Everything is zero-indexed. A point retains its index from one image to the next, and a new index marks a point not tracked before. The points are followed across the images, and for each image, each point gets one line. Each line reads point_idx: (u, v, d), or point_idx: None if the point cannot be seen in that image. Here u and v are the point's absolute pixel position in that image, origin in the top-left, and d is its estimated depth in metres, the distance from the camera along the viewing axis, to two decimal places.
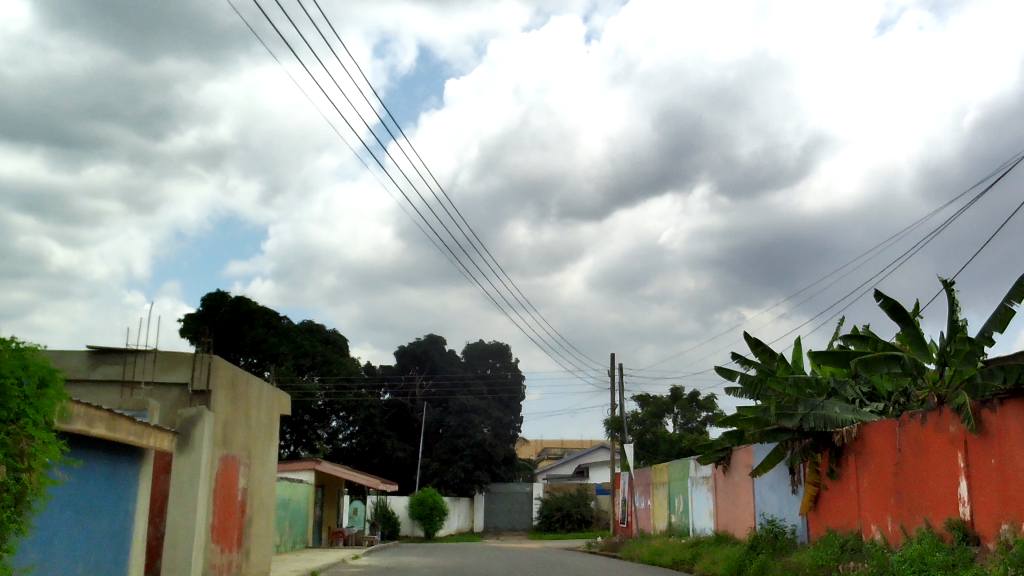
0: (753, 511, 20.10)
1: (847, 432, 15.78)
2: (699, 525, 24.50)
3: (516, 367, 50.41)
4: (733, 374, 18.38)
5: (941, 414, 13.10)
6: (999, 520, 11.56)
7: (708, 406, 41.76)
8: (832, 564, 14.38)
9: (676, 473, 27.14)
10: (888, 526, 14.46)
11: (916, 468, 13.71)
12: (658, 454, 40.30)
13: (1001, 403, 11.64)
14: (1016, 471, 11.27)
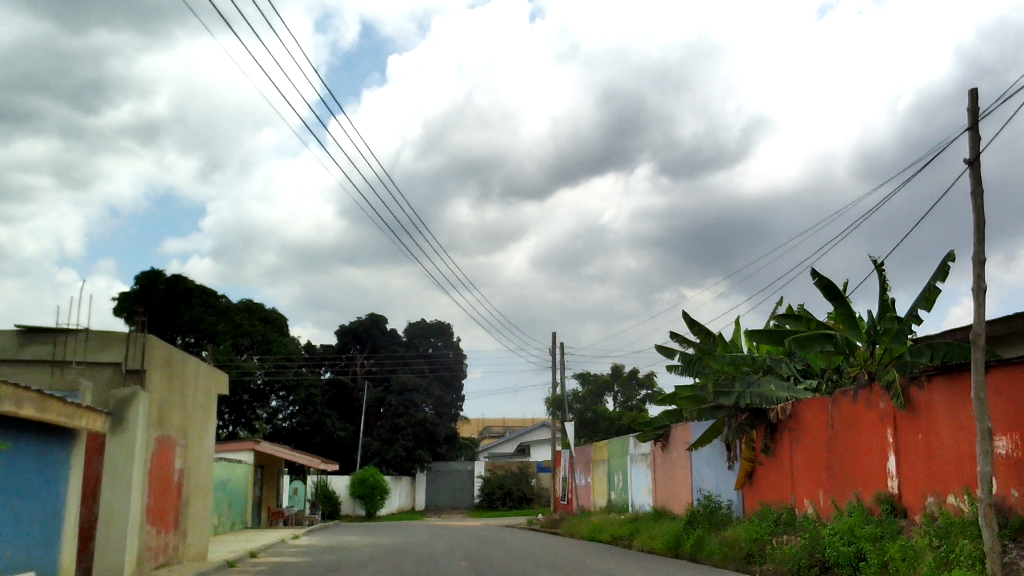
0: (691, 487, 20.44)
1: (782, 409, 16.15)
2: (638, 501, 24.86)
3: (458, 345, 50.12)
4: (672, 352, 18.62)
5: (871, 391, 13.45)
6: (926, 493, 11.93)
7: (647, 384, 42.30)
8: (765, 537, 14.71)
9: (617, 451, 27.36)
10: (820, 500, 14.84)
11: (847, 444, 14.07)
12: (598, 432, 40.59)
13: (928, 380, 11.98)
14: (942, 447, 11.63)
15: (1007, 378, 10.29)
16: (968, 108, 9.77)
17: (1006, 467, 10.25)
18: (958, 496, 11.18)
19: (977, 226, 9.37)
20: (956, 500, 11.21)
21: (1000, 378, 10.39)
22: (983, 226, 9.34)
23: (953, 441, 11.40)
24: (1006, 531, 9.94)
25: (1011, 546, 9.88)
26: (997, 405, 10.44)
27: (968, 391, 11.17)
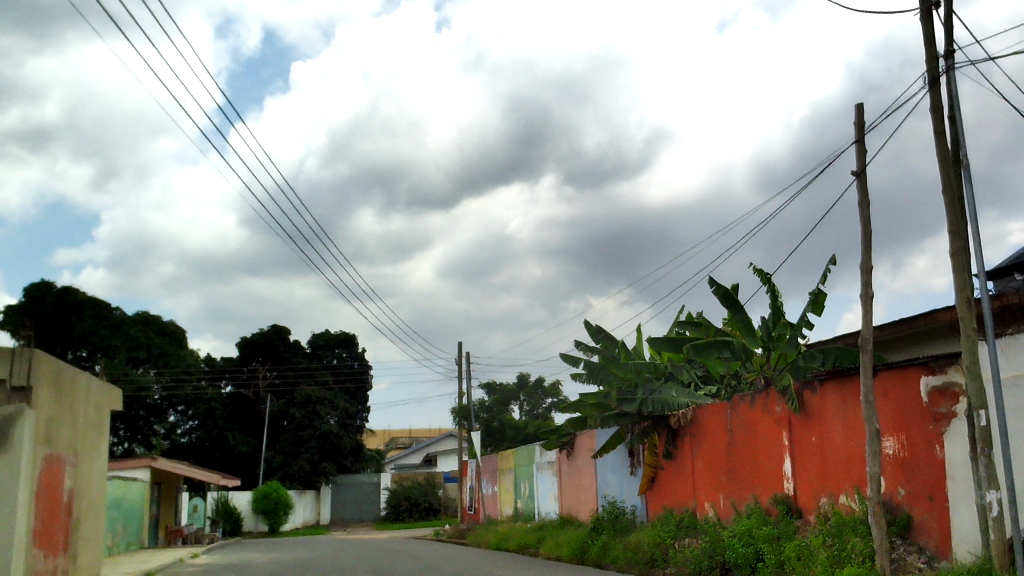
0: (596, 494, 20.66)
1: (683, 415, 16.48)
2: (544, 509, 25.00)
3: (363, 356, 49.45)
4: (576, 360, 18.82)
5: (767, 396, 13.84)
6: (819, 494, 12.33)
7: (553, 393, 42.67)
8: (668, 541, 14.97)
9: (523, 459, 27.46)
10: (719, 503, 15.19)
11: (745, 447, 14.45)
12: (504, 442, 40.56)
13: (821, 384, 12.40)
14: (834, 448, 12.04)
15: (893, 381, 10.72)
16: (854, 123, 10.18)
17: (893, 467, 10.68)
18: (849, 495, 11.60)
19: (865, 235, 9.75)
20: (847, 499, 11.63)
21: (887, 381, 10.83)
22: (870, 236, 9.72)
23: (844, 442, 11.82)
24: (893, 528, 10.35)
25: (899, 543, 10.29)
26: (884, 408, 10.88)
27: (857, 394, 11.61)
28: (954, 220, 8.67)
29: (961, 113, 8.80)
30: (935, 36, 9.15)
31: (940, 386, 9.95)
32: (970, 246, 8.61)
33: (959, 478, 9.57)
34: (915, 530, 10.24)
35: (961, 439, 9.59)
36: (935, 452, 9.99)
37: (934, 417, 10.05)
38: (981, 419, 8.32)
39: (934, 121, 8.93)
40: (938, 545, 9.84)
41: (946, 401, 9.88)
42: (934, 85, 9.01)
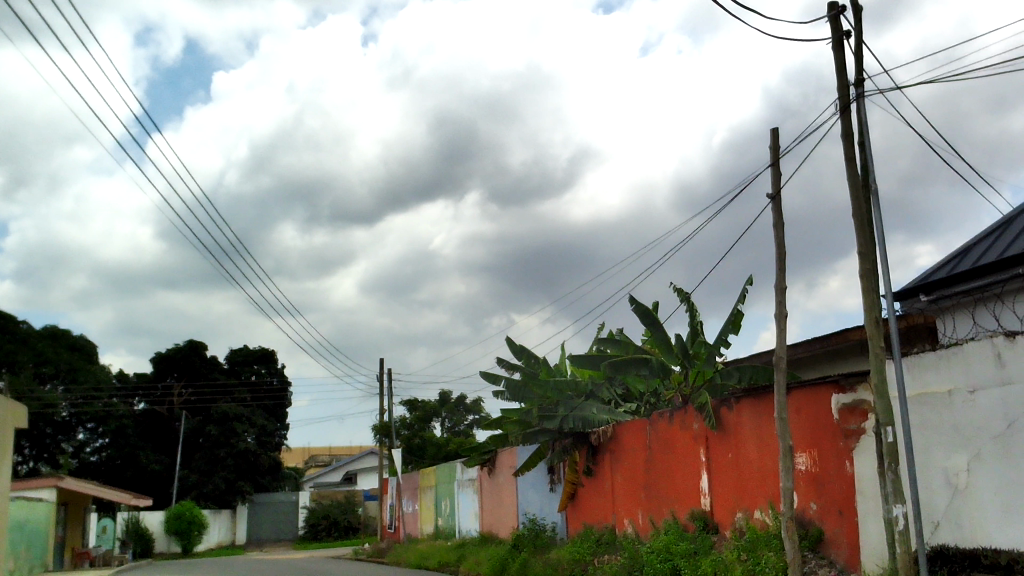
0: (516, 511, 20.66)
1: (603, 432, 16.64)
2: (464, 527, 24.90)
3: (283, 373, 48.60)
4: (498, 378, 18.83)
5: (685, 412, 14.06)
6: (734, 509, 12.55)
7: (475, 410, 42.57)
8: (587, 557, 15.05)
9: (443, 477, 27.34)
10: (638, 519, 15.33)
11: (663, 464, 14.64)
12: (425, 458, 40.27)
13: (737, 401, 12.67)
14: (749, 465, 12.28)
15: (806, 398, 11.01)
16: (769, 147, 10.46)
17: (805, 482, 10.96)
18: (763, 510, 11.83)
19: (778, 256, 10.01)
20: (762, 514, 11.86)
21: (800, 398, 11.12)
22: (785, 257, 9.99)
23: (758, 458, 12.08)
24: (805, 543, 10.60)
25: (810, 557, 10.53)
26: (797, 424, 11.15)
27: (771, 410, 11.89)
28: (863, 242, 8.97)
29: (870, 139, 9.10)
30: (845, 65, 9.48)
31: (850, 404, 10.24)
32: (878, 268, 8.91)
33: (868, 493, 9.85)
34: (826, 544, 10.51)
35: (869, 455, 9.88)
36: (846, 468, 10.27)
37: (844, 433, 10.33)
38: (888, 436, 8.58)
39: (845, 147, 9.23)
40: (848, 558, 10.10)
41: (856, 418, 10.16)
42: (845, 111, 9.33)
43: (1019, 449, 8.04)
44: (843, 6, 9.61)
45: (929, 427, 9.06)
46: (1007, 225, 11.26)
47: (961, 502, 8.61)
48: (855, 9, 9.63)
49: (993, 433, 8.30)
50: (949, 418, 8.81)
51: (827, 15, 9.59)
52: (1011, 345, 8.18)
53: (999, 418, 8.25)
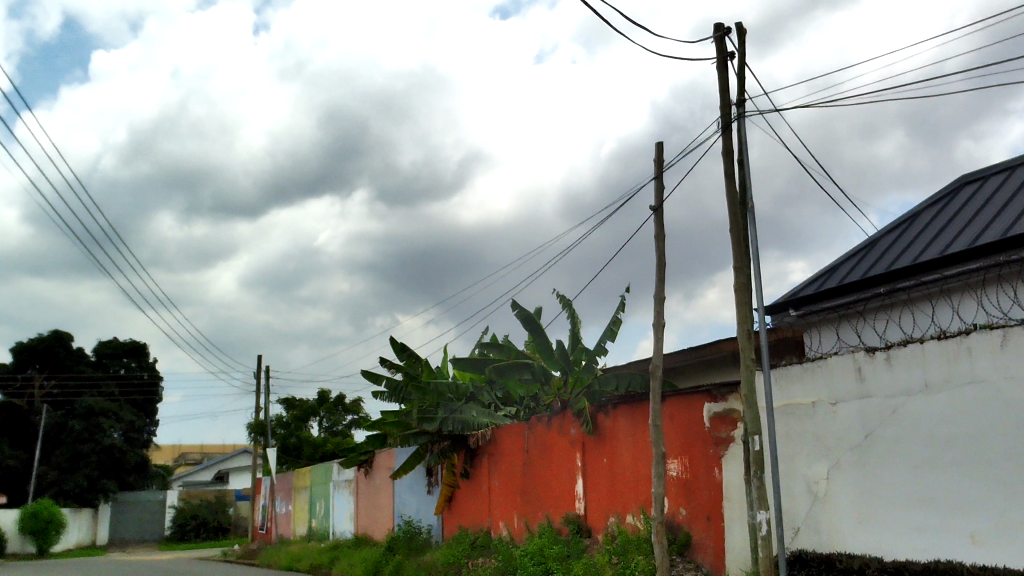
0: (392, 513, 20.52)
1: (482, 435, 16.73)
2: (338, 529, 24.58)
3: (155, 367, 47.02)
4: (379, 378, 18.66)
5: (563, 417, 14.26)
6: (607, 513, 12.79)
7: (353, 410, 42.06)
8: (462, 560, 15.06)
9: (318, 476, 26.95)
10: (513, 522, 15.44)
11: (540, 468, 14.79)
12: (301, 459, 39.58)
13: (614, 408, 12.92)
14: (623, 470, 12.53)
15: (679, 406, 11.33)
16: (654, 160, 10.72)
17: (676, 488, 11.25)
18: (635, 515, 12.09)
19: (659, 267, 10.26)
20: (633, 518, 12.12)
21: (674, 406, 11.43)
22: (665, 268, 10.24)
23: (633, 463, 12.33)
24: (674, 547, 10.87)
25: (678, 560, 10.81)
26: (670, 432, 11.45)
27: (646, 417, 12.17)
28: (739, 257, 9.29)
29: (748, 158, 9.43)
30: (728, 85, 9.79)
31: (721, 413, 10.57)
32: (751, 282, 9.23)
33: (734, 499, 10.19)
34: (693, 547, 10.82)
35: (737, 463, 10.22)
36: (715, 475, 10.58)
37: (715, 441, 10.65)
38: (755, 444, 8.89)
39: (725, 164, 9.54)
40: (713, 563, 10.41)
41: (726, 427, 10.49)
42: (727, 130, 9.63)
43: (875, 459, 8.46)
44: (728, 28, 9.93)
45: (794, 436, 9.44)
46: (870, 246, 11.87)
47: (820, 509, 9.01)
48: (740, 31, 9.96)
49: (852, 443, 8.71)
50: (812, 429, 9.20)
51: (712, 36, 9.89)
52: (871, 360, 8.61)
53: (858, 429, 8.67)
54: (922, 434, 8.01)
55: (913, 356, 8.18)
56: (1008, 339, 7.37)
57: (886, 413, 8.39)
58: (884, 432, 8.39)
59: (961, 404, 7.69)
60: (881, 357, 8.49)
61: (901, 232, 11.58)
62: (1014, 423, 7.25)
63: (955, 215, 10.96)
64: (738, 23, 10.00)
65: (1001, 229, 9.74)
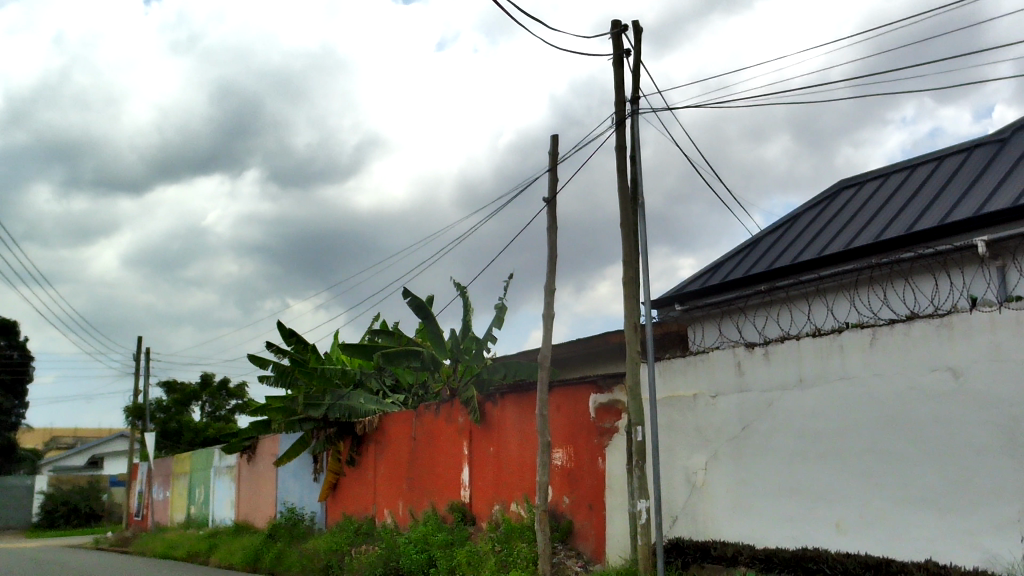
0: (274, 500, 20.16)
1: (369, 422, 16.59)
2: (218, 516, 23.99)
3: (26, 348, 44.64)
4: (265, 362, 18.29)
5: (451, 406, 14.27)
6: (492, 501, 12.88)
7: (238, 395, 41.06)
8: (344, 547, 14.91)
9: (198, 462, 26.26)
10: (398, 510, 15.39)
11: (427, 456, 14.78)
12: (180, 444, 38.47)
13: (501, 397, 13.01)
14: (509, 458, 12.63)
15: (565, 397, 11.49)
16: (549, 153, 10.81)
17: (560, 476, 11.42)
18: (519, 503, 12.21)
19: (550, 258, 10.37)
20: (517, 507, 12.24)
21: (560, 396, 11.58)
22: (556, 259, 10.35)
23: (518, 452, 12.45)
24: (556, 534, 11.04)
25: (560, 548, 10.99)
26: (557, 421, 11.60)
27: (532, 406, 12.30)
28: (629, 251, 9.46)
29: (640, 155, 9.62)
30: (624, 82, 9.95)
31: (606, 403, 10.76)
32: (639, 276, 9.43)
33: (616, 488, 10.40)
34: (575, 535, 11.01)
35: (620, 452, 10.43)
36: (598, 464, 10.78)
37: (599, 431, 10.84)
38: (637, 434, 9.12)
39: (618, 159, 9.70)
40: (594, 550, 10.62)
41: (610, 417, 10.69)
42: (620, 126, 9.79)
43: (750, 451, 8.76)
44: (626, 26, 10.08)
45: (674, 427, 9.70)
46: (753, 245, 12.28)
47: (697, 499, 9.28)
48: (637, 29, 10.13)
49: (729, 435, 9.00)
50: (692, 420, 9.46)
51: (610, 32, 10.03)
52: (750, 355, 8.91)
53: (735, 422, 8.96)
54: (794, 427, 8.34)
55: (789, 352, 8.51)
56: (877, 338, 7.73)
57: (762, 406, 8.69)
58: (759, 425, 8.70)
59: (831, 398, 8.04)
60: (760, 352, 8.80)
61: (782, 232, 12.01)
62: (879, 418, 7.62)
63: (833, 218, 11.41)
64: (635, 21, 10.16)
65: (874, 233, 10.22)
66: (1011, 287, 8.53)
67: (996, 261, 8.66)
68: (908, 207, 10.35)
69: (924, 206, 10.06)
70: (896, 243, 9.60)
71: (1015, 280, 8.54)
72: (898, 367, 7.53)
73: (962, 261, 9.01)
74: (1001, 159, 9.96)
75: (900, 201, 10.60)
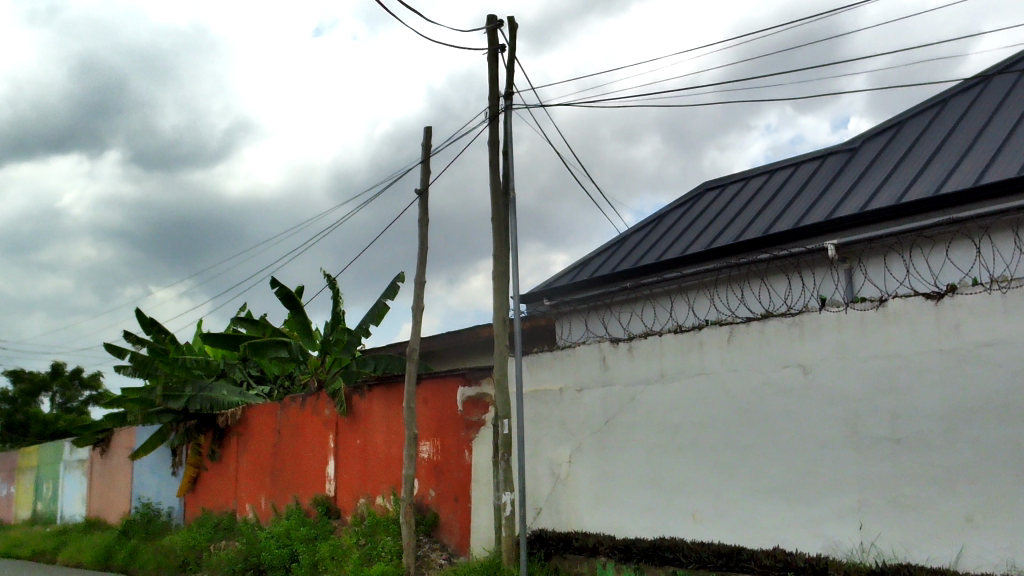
0: (129, 495, 19.38)
1: (231, 414, 16.13)
2: (68, 512, 22.88)
3: None
4: (122, 352, 17.54)
5: (317, 398, 14.03)
6: (357, 495, 12.75)
7: (92, 385, 39.26)
8: (203, 544, 14.45)
9: (46, 456, 24.98)
10: (260, 504, 15.04)
11: (290, 450, 14.51)
12: (27, 437, 36.39)
13: (369, 389, 12.88)
14: (375, 451, 12.53)
15: (433, 390, 11.47)
16: (422, 144, 10.76)
17: (426, 469, 11.41)
18: (385, 496, 12.12)
19: (421, 251, 10.32)
20: (382, 500, 12.15)
21: (428, 389, 11.55)
22: (426, 252, 10.31)
23: (385, 445, 12.36)
24: (421, 527, 11.02)
25: (424, 541, 10.97)
26: (424, 414, 11.59)
27: (400, 399, 12.23)
28: (499, 245, 9.52)
29: (512, 150, 9.68)
30: (498, 76, 9.99)
31: (474, 396, 10.81)
32: (509, 270, 9.50)
33: (481, 481, 10.46)
34: (440, 528, 11.01)
35: (486, 445, 10.49)
36: (464, 457, 10.82)
37: (466, 424, 10.88)
38: (504, 427, 9.18)
39: (490, 153, 9.74)
40: (458, 543, 10.65)
41: (477, 411, 10.73)
42: (493, 120, 9.83)
43: (612, 443, 8.97)
44: (501, 21, 10.12)
45: (540, 420, 9.83)
46: (621, 243, 12.56)
47: (561, 491, 9.44)
48: (511, 25, 10.19)
49: (593, 428, 9.19)
50: (558, 414, 9.61)
51: (485, 27, 10.05)
52: (614, 350, 9.12)
53: (599, 415, 9.16)
54: (655, 420, 8.58)
55: (651, 348, 8.74)
56: (734, 335, 8.04)
57: (625, 400, 8.91)
58: (622, 419, 8.91)
59: (689, 393, 8.32)
60: (623, 347, 9.01)
61: (649, 231, 12.35)
62: (734, 411, 7.93)
63: (696, 219, 11.80)
64: (510, 17, 10.21)
65: (734, 234, 10.61)
66: (857, 288, 9.00)
67: (844, 264, 9.12)
68: (766, 209, 10.79)
69: (780, 209, 10.52)
70: (753, 244, 9.99)
71: (860, 282, 9.02)
72: (753, 364, 7.84)
73: (813, 263, 9.46)
74: (850, 167, 10.51)
75: (759, 204, 11.04)
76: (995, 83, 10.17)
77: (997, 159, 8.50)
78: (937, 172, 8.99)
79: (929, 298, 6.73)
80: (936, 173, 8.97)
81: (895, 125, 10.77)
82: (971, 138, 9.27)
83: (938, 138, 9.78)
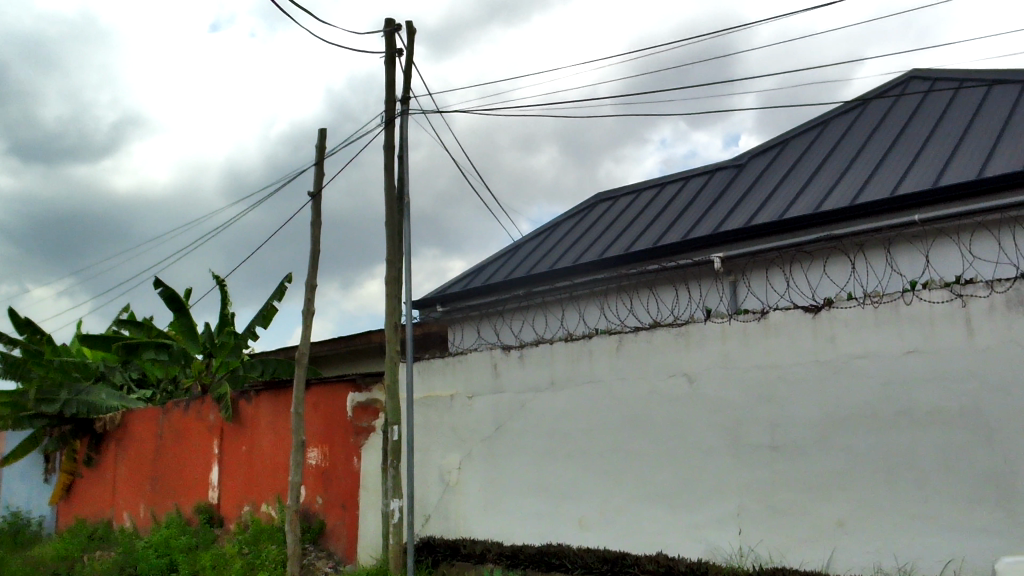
0: None
1: (110, 419, 15.54)
2: None
3: None
4: None
5: (201, 403, 13.64)
6: (241, 502, 12.44)
7: None
8: (76, 554, 13.85)
9: None
10: (139, 512, 14.52)
11: (172, 456, 14.07)
12: None
13: (256, 394, 12.59)
14: (261, 457, 12.25)
15: (322, 395, 11.30)
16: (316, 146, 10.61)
17: (314, 476, 11.23)
18: (270, 504, 11.86)
19: (312, 254, 10.16)
20: (267, 508, 11.89)
21: (318, 394, 11.37)
22: (318, 256, 10.15)
23: (271, 450, 12.10)
24: (307, 535, 10.84)
25: (310, 549, 10.79)
26: (313, 419, 11.41)
27: (287, 405, 12.00)
28: (392, 251, 9.45)
29: (408, 155, 9.63)
30: (395, 81, 9.93)
31: (364, 402, 10.69)
32: (402, 276, 9.44)
33: (370, 487, 10.35)
34: (327, 536, 10.85)
35: (375, 451, 10.39)
36: (352, 464, 10.68)
37: (355, 430, 10.74)
38: (393, 434, 9.10)
39: (386, 157, 9.67)
40: (345, 551, 10.51)
41: (367, 416, 10.62)
42: (389, 124, 9.77)
43: (502, 450, 9.00)
44: (399, 25, 10.07)
45: (431, 426, 9.80)
46: (515, 251, 12.65)
47: (450, 497, 9.42)
48: (410, 30, 10.15)
49: (483, 435, 9.21)
50: (448, 420, 9.60)
51: (383, 30, 9.98)
52: (506, 358, 9.16)
53: (489, 422, 9.18)
54: (545, 427, 8.66)
55: (543, 355, 8.82)
56: (623, 344, 8.18)
57: (515, 408, 8.96)
58: (512, 425, 8.96)
59: (578, 400, 8.42)
60: (515, 355, 9.06)
61: (542, 240, 12.47)
62: (622, 419, 8.07)
63: (589, 229, 11.98)
64: (409, 22, 10.17)
65: (625, 245, 10.81)
66: (741, 300, 9.28)
67: (729, 276, 9.40)
68: (656, 221, 11.03)
69: (669, 222, 10.77)
70: (643, 256, 10.19)
71: (744, 294, 9.31)
72: (641, 373, 8.00)
73: (700, 275, 9.71)
74: (737, 183, 10.85)
75: (650, 216, 11.29)
76: (872, 107, 10.68)
77: (873, 179, 8.90)
78: (817, 190, 9.36)
79: (807, 311, 7.00)
80: (818, 191, 9.32)
81: (779, 144, 11.18)
82: (849, 159, 9.69)
83: (819, 157, 10.19)
